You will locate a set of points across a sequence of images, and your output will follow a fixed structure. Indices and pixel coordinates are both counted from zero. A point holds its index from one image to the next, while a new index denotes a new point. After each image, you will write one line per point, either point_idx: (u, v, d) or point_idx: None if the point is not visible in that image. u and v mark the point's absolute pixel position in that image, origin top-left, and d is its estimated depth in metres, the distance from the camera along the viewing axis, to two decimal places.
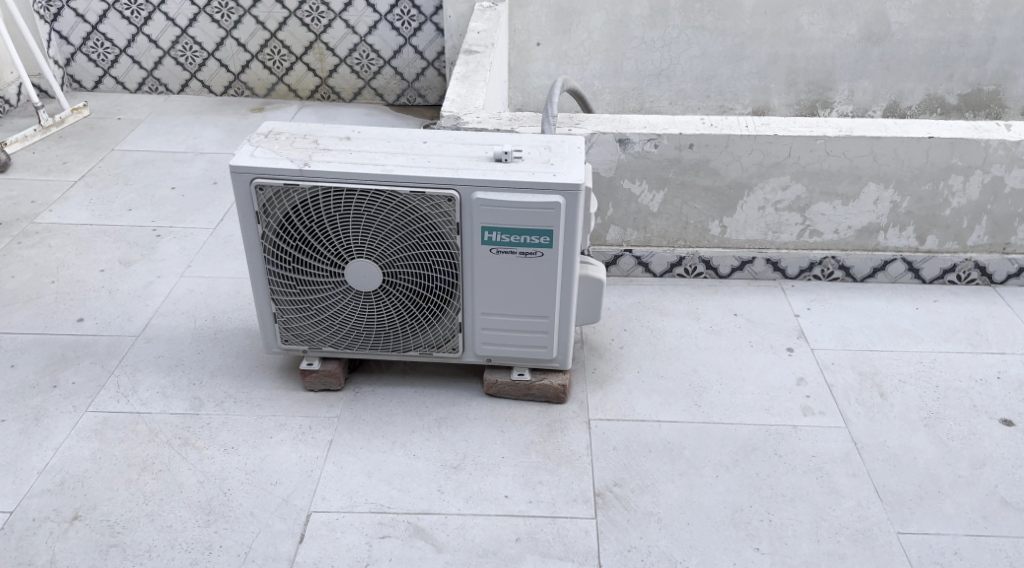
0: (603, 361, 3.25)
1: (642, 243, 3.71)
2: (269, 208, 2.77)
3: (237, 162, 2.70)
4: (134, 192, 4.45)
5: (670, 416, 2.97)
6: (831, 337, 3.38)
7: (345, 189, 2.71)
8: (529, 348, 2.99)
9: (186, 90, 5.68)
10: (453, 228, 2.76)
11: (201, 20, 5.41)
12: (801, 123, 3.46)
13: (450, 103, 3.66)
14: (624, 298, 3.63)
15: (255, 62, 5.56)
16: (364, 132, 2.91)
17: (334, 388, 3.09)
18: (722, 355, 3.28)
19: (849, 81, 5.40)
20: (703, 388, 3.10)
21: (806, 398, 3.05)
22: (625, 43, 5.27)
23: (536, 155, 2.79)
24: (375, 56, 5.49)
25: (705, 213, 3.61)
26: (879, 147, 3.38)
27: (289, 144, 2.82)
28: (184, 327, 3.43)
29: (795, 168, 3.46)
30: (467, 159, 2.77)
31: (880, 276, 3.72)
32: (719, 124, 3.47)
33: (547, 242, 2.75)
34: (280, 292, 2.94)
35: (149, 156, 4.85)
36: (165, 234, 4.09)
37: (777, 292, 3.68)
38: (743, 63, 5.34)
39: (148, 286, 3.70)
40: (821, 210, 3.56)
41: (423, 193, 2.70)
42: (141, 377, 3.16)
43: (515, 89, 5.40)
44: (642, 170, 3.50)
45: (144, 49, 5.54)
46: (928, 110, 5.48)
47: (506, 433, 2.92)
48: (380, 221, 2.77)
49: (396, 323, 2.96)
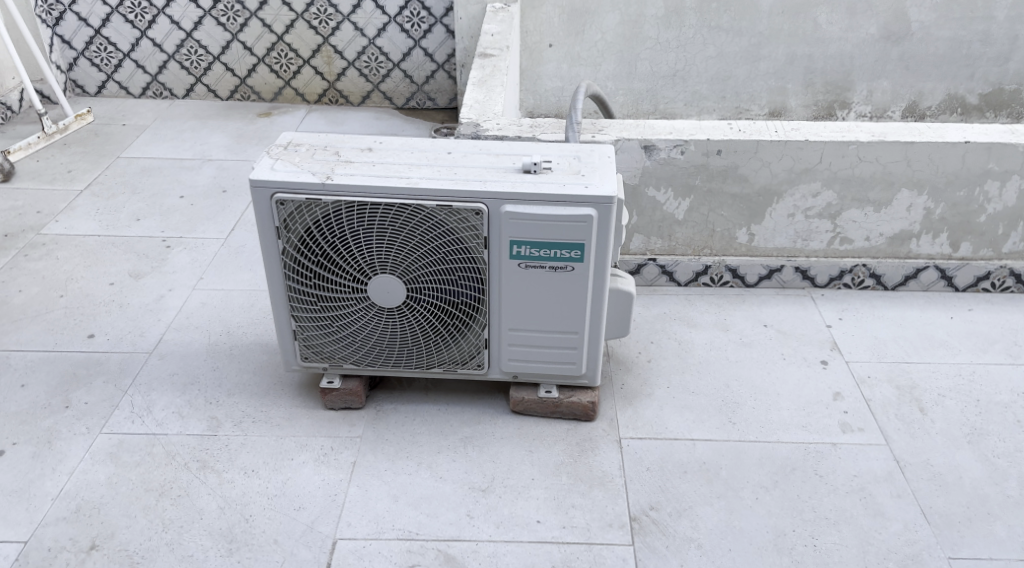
0: (632, 376, 3.15)
1: (666, 252, 3.62)
2: (289, 222, 2.66)
3: (257, 176, 2.60)
4: (142, 202, 4.35)
5: (704, 435, 2.88)
6: (865, 350, 3.28)
7: (369, 203, 2.61)
8: (558, 365, 2.89)
9: (191, 95, 5.58)
10: (480, 242, 2.66)
11: (206, 23, 5.30)
12: (832, 128, 3.36)
13: (468, 110, 3.56)
14: (649, 309, 3.54)
15: (261, 66, 5.45)
16: (386, 142, 2.82)
17: (355, 406, 2.98)
18: (753, 369, 3.19)
19: (868, 81, 5.30)
20: (737, 404, 3.01)
21: (843, 413, 2.96)
22: (639, 44, 5.16)
23: (566, 166, 2.69)
24: (384, 59, 5.38)
25: (733, 221, 3.52)
26: (913, 152, 3.28)
27: (309, 156, 2.72)
28: (198, 342, 3.32)
29: (826, 175, 3.36)
30: (494, 170, 2.67)
31: (911, 284, 3.62)
32: (748, 129, 3.38)
33: (578, 256, 2.65)
34: (300, 309, 2.84)
35: (156, 164, 4.74)
36: (175, 246, 3.98)
37: (807, 302, 3.58)
38: (760, 63, 5.23)
39: (160, 299, 3.59)
40: (852, 217, 3.47)
41: (449, 206, 2.60)
42: (156, 396, 3.06)
43: (526, 91, 5.31)
44: (668, 177, 3.41)
45: (149, 54, 5.43)
46: (948, 110, 5.37)
47: (535, 454, 2.81)
48: (404, 235, 2.67)
49: (420, 340, 2.86)
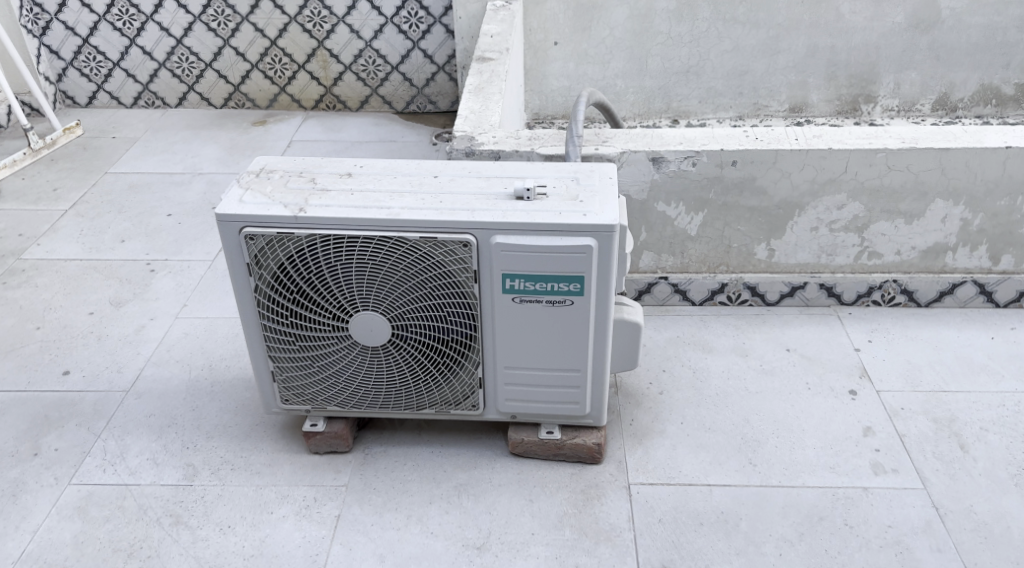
0: (642, 411, 2.91)
1: (679, 269, 3.36)
2: (261, 258, 2.43)
3: (224, 209, 2.36)
4: (128, 221, 4.14)
5: (722, 479, 2.63)
6: (898, 377, 3.01)
7: (346, 237, 2.37)
8: (560, 404, 2.64)
9: (184, 103, 5.37)
10: (470, 275, 2.42)
11: (196, 29, 5.09)
12: (858, 134, 3.09)
13: (462, 121, 3.30)
14: (661, 332, 3.28)
15: (255, 72, 5.23)
16: (367, 166, 2.58)
17: (341, 450, 2.75)
18: (775, 400, 2.93)
19: (895, 73, 4.97)
20: (757, 442, 2.76)
21: (875, 452, 2.71)
22: (650, 40, 4.87)
23: (562, 190, 2.44)
24: (382, 61, 5.13)
25: (751, 236, 3.25)
26: (948, 159, 3.00)
27: (282, 184, 2.48)
28: (178, 378, 3.11)
29: (851, 185, 3.09)
30: (483, 197, 2.42)
31: (947, 300, 3.34)
32: (766, 137, 3.11)
33: (577, 289, 2.41)
34: (278, 350, 2.60)
35: (145, 179, 4.53)
36: (160, 270, 3.76)
37: (833, 322, 3.31)
38: (779, 56, 4.92)
39: (140, 330, 3.37)
40: (881, 230, 3.20)
41: (433, 238, 2.36)
42: (130, 440, 2.84)
43: (531, 92, 5.05)
44: (679, 190, 3.15)
45: (139, 62, 5.23)
46: (981, 101, 5.04)
47: (536, 503, 2.57)
48: (387, 270, 2.43)
49: (408, 380, 2.62)
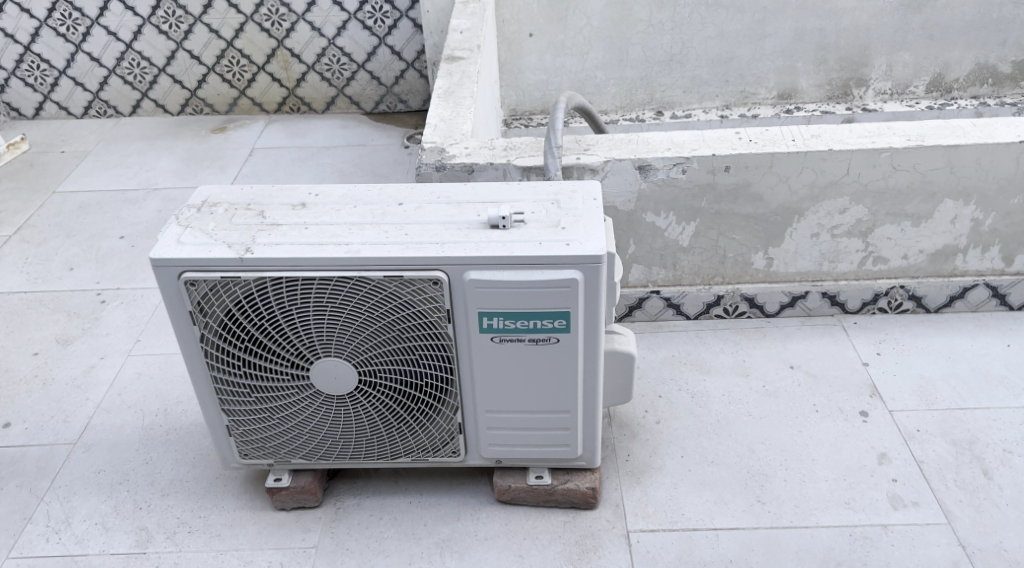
0: (639, 444, 2.67)
1: (672, 282, 3.12)
2: (205, 305, 2.16)
3: (159, 253, 2.09)
4: (77, 245, 3.85)
5: (729, 521, 2.41)
6: (911, 395, 2.79)
7: (301, 279, 2.11)
8: (549, 448, 2.40)
9: (138, 111, 5.05)
10: (442, 315, 2.17)
11: (146, 32, 4.77)
12: (859, 132, 2.86)
13: (431, 130, 3.03)
14: (655, 352, 3.04)
15: (212, 75, 4.92)
16: (323, 194, 2.31)
17: (310, 505, 2.50)
18: (781, 426, 2.71)
19: (888, 54, 4.73)
20: (765, 476, 2.54)
21: (892, 482, 2.50)
22: (630, 28, 4.59)
23: (542, 216, 2.18)
24: (347, 60, 4.83)
25: (747, 244, 3.01)
26: (957, 157, 2.78)
27: (226, 220, 2.21)
28: (130, 427, 2.84)
29: (854, 188, 2.87)
30: (453, 227, 2.17)
31: (958, 305, 3.13)
32: (760, 139, 2.87)
33: (563, 326, 2.16)
34: (232, 402, 2.34)
35: (95, 197, 4.22)
36: (111, 300, 3.48)
37: (838, 333, 3.08)
38: (766, 41, 4.66)
39: (89, 371, 3.10)
40: (886, 233, 2.97)
41: (399, 276, 2.10)
42: (76, 502, 2.58)
43: (507, 87, 4.78)
44: (669, 200, 2.91)
45: (87, 69, 4.90)
46: (978, 81, 4.81)
47: (526, 559, 2.34)
48: (349, 312, 2.17)
49: (380, 429, 2.37)
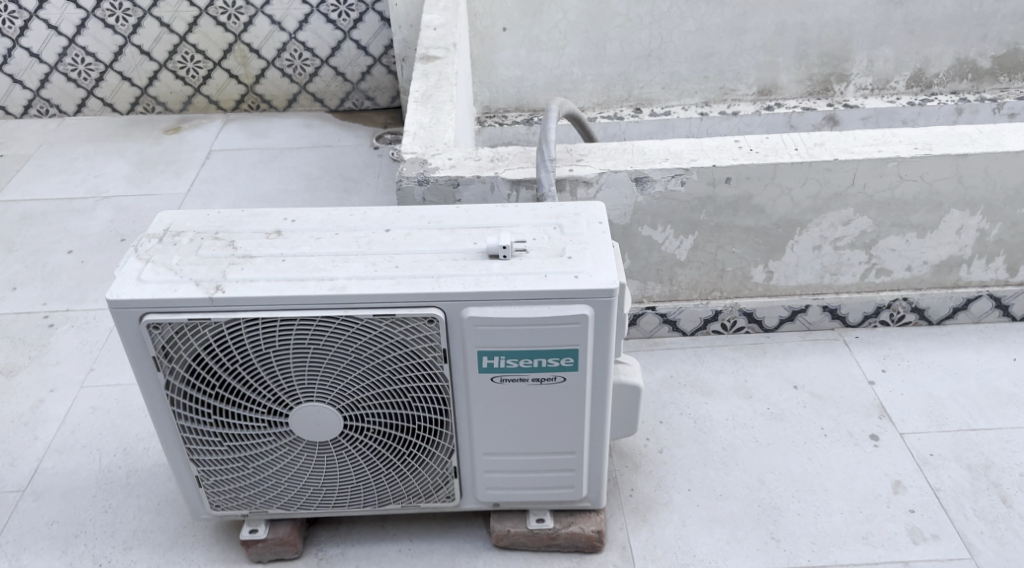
0: (642, 477, 2.51)
1: (667, 298, 2.96)
2: (170, 349, 1.94)
3: (118, 294, 1.86)
4: (20, 261, 3.55)
5: (743, 563, 2.26)
6: (922, 416, 2.67)
7: (280, 320, 1.89)
8: (551, 490, 2.22)
9: (83, 110, 4.72)
10: (437, 355, 1.97)
11: (90, 26, 4.44)
12: (864, 139, 2.71)
13: (411, 140, 2.82)
14: (652, 373, 2.88)
15: (163, 72, 4.61)
16: (300, 219, 2.10)
17: (289, 557, 2.31)
18: (789, 453, 2.57)
19: (868, 50, 4.61)
20: (777, 510, 2.40)
21: (910, 513, 2.38)
22: (607, 23, 4.41)
23: (544, 243, 2.00)
24: (309, 55, 4.57)
25: (747, 258, 2.86)
26: (966, 166, 2.65)
27: (192, 252, 1.98)
28: (86, 471, 2.60)
29: (859, 199, 2.72)
30: (448, 257, 1.96)
31: (961, 317, 3.02)
32: (761, 148, 2.71)
33: (570, 364, 1.98)
34: (202, 452, 2.12)
35: (39, 207, 3.92)
36: (62, 323, 3.20)
37: (840, 349, 2.96)
38: (746, 36, 4.50)
39: (38, 407, 2.84)
40: (890, 245, 2.84)
41: (390, 315, 1.90)
42: (27, 560, 2.35)
43: (480, 84, 4.56)
44: (667, 212, 2.74)
45: (25, 66, 4.56)
46: (958, 77, 4.70)
47: None
48: (333, 354, 1.96)
49: (367, 475, 2.17)
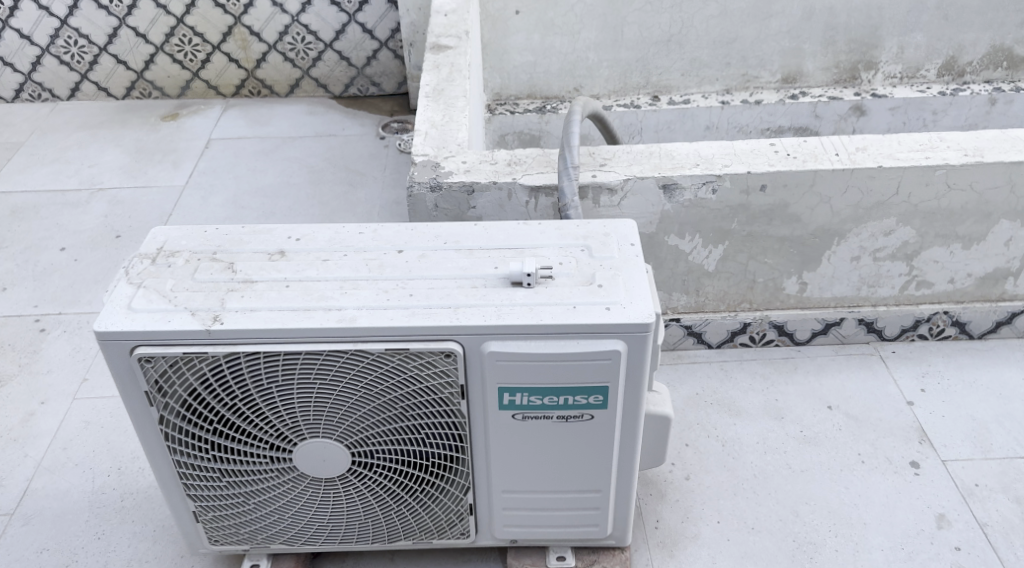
0: (668, 507, 2.36)
1: (693, 309, 2.79)
2: (164, 384, 1.77)
3: (106, 326, 1.69)
4: (9, 260, 3.38)
5: None
6: (965, 442, 2.51)
7: (283, 354, 1.73)
8: (574, 528, 2.07)
9: (77, 95, 4.52)
10: (454, 391, 1.81)
11: (83, 7, 4.23)
12: (910, 144, 2.52)
13: (422, 140, 2.63)
14: (676, 390, 2.72)
15: (160, 55, 4.41)
16: (305, 238, 1.92)
17: None
18: (824, 482, 2.41)
19: (899, 36, 4.24)
20: (814, 546, 2.25)
21: (956, 552, 2.22)
22: (625, 4, 4.09)
23: (572, 268, 1.82)
24: (313, 39, 4.36)
25: (780, 269, 2.68)
26: (1019, 174, 2.47)
27: (188, 276, 1.82)
28: (77, 492, 2.45)
29: (903, 208, 2.54)
30: (466, 285, 1.79)
31: (1004, 331, 2.85)
32: (799, 152, 2.51)
33: (599, 402, 1.81)
34: (198, 488, 1.96)
35: (30, 200, 3.74)
36: (54, 328, 3.04)
37: (876, 365, 2.79)
38: (771, 21, 4.16)
39: (27, 421, 2.68)
40: (934, 256, 2.66)
41: (403, 349, 1.73)
42: None
43: (490, 70, 4.28)
44: (696, 221, 2.55)
45: (17, 48, 4.36)
46: (991, 65, 4.34)
47: None
48: (342, 389, 1.80)
49: (377, 512, 2.02)
